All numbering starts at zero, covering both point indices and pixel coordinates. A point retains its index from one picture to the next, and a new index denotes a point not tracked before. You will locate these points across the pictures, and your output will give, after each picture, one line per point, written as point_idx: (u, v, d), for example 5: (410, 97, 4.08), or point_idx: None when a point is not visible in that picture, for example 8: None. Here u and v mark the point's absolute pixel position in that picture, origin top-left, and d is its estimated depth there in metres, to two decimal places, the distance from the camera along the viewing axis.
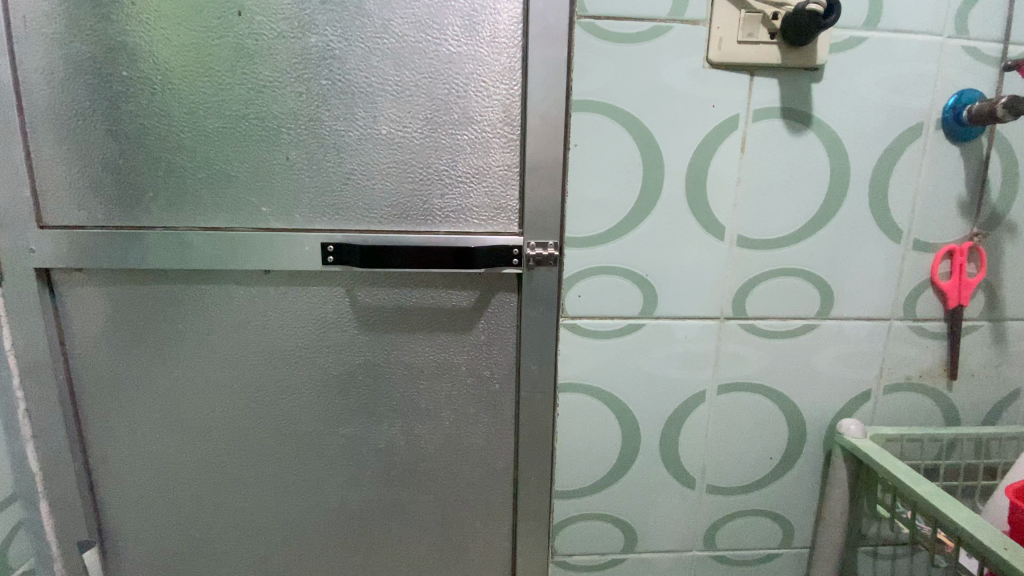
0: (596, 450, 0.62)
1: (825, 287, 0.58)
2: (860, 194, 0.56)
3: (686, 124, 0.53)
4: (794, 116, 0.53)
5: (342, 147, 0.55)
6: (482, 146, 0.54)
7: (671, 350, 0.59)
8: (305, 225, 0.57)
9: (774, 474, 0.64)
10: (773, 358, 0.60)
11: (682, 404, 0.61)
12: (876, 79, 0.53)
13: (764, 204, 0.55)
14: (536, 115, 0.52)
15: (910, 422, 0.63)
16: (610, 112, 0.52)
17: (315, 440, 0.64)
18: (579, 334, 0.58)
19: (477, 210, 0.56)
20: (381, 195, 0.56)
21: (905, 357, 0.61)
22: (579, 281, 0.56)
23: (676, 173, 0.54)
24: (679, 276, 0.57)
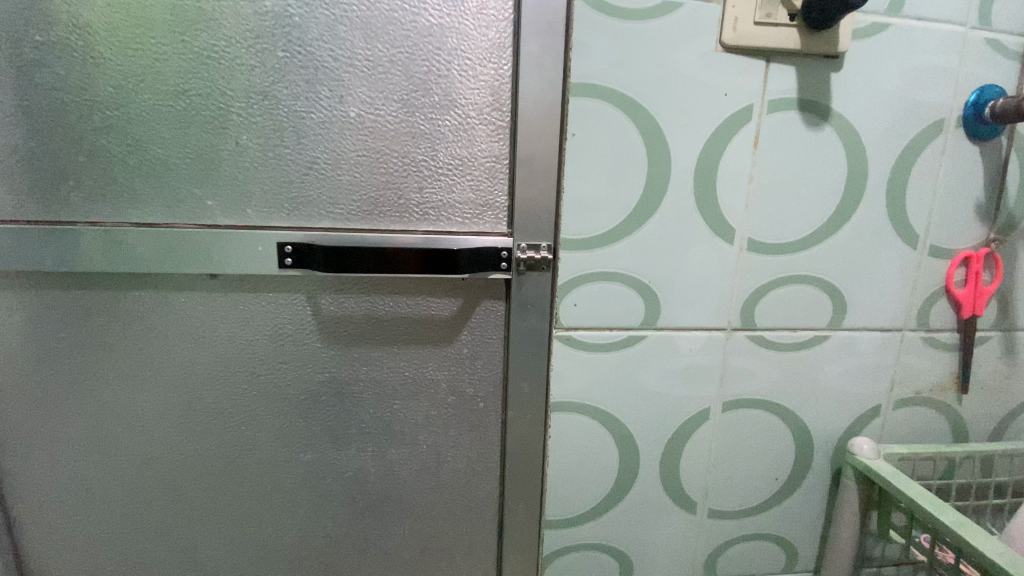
0: (591, 473, 0.56)
1: (838, 295, 0.54)
2: (877, 195, 0.51)
3: (696, 113, 0.47)
4: (812, 108, 0.48)
5: (302, 132, 0.47)
6: (466, 133, 0.47)
7: (673, 364, 0.54)
8: (257, 220, 0.49)
9: (780, 496, 0.60)
10: (781, 372, 0.56)
11: (685, 423, 0.56)
12: (896, 70, 0.49)
13: (778, 205, 0.50)
14: (529, 99, 0.46)
15: (919, 438, 0.60)
16: (613, 98, 0.46)
17: (271, 468, 0.56)
18: (573, 347, 0.52)
19: (460, 206, 0.49)
20: (349, 189, 0.48)
21: (915, 371, 0.57)
22: (574, 288, 0.50)
23: (684, 169, 0.48)
24: (684, 284, 0.51)
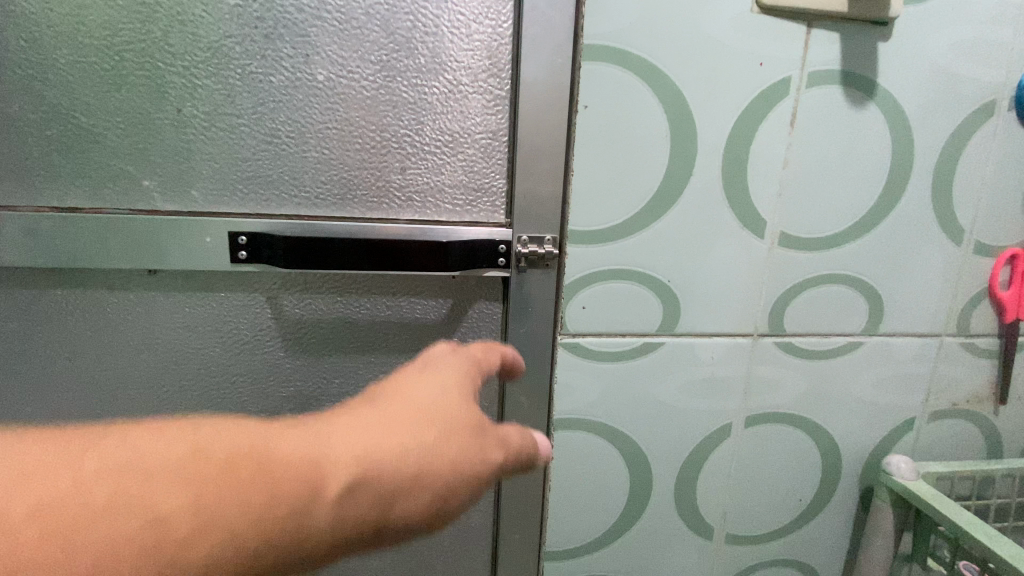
0: (598, 498, 0.50)
1: (875, 297, 0.48)
2: (921, 185, 0.46)
3: (727, 85, 0.40)
4: (856, 82, 0.42)
5: (259, 98, 0.39)
6: (458, 103, 0.40)
7: (693, 375, 0.47)
8: (206, 205, 0.41)
9: (804, 519, 0.54)
10: (811, 383, 0.50)
11: (704, 440, 0.50)
12: (948, 42, 0.43)
13: (815, 194, 0.44)
14: (533, 62, 0.38)
15: (953, 453, 0.54)
16: (632, 64, 0.39)
17: None
18: (581, 356, 0.45)
19: (449, 191, 0.41)
20: (316, 167, 0.41)
21: (953, 381, 0.52)
22: (583, 288, 0.44)
23: (711, 150, 0.42)
24: (707, 284, 0.45)
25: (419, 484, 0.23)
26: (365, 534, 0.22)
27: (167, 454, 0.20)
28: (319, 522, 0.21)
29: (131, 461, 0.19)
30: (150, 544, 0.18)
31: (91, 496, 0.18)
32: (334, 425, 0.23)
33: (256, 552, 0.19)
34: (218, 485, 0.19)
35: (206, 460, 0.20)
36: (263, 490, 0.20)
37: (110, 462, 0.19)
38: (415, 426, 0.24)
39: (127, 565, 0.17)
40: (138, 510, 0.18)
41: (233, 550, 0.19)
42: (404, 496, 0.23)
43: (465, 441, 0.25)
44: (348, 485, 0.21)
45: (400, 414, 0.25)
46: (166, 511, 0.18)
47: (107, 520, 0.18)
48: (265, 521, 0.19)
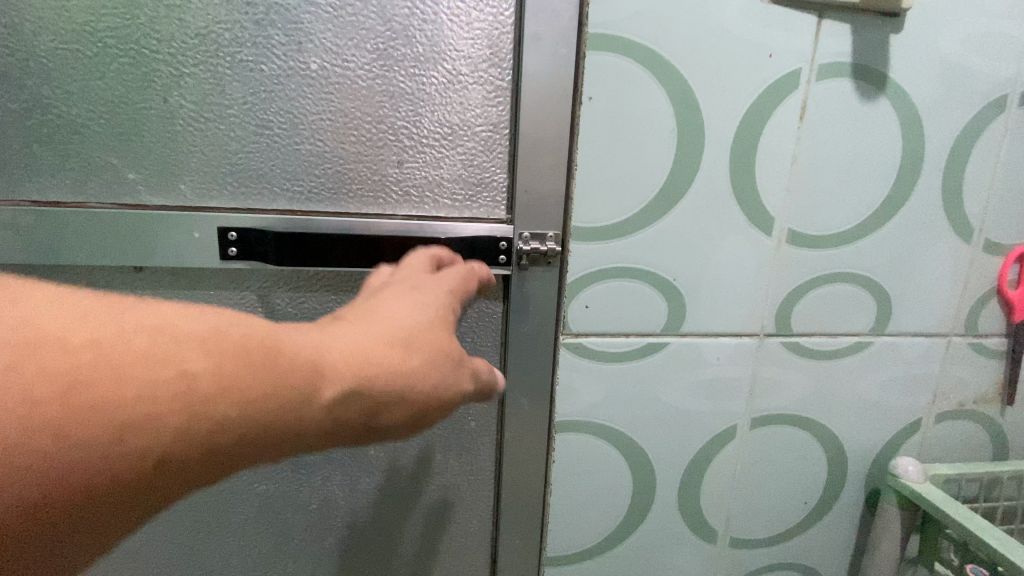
0: (600, 502, 0.48)
1: (883, 296, 0.47)
2: (931, 181, 0.45)
3: (735, 76, 0.39)
4: (867, 75, 0.41)
5: (249, 87, 0.38)
6: (457, 94, 0.38)
7: (698, 376, 0.46)
8: (194, 199, 0.39)
9: (809, 522, 0.53)
10: (817, 383, 0.48)
11: (708, 442, 0.48)
12: (961, 35, 0.42)
13: (823, 190, 0.43)
14: (536, 52, 0.37)
15: (959, 455, 0.53)
16: (639, 54, 0.38)
17: (212, 504, 0.45)
18: (583, 356, 0.44)
19: (448, 186, 0.40)
20: (309, 160, 0.39)
21: (960, 381, 0.51)
22: (587, 287, 0.42)
23: (718, 144, 0.40)
24: (713, 282, 0.44)
25: (413, 399, 0.23)
26: (355, 437, 0.22)
27: (199, 321, 0.19)
28: (321, 416, 0.21)
29: (166, 320, 0.18)
30: (157, 407, 0.17)
31: (125, 344, 0.17)
32: (348, 328, 0.23)
33: (258, 433, 0.19)
34: (245, 360, 0.19)
35: (238, 335, 0.19)
36: (269, 376, 0.19)
37: (146, 317, 0.18)
38: (422, 344, 0.24)
39: (143, 420, 0.17)
40: (167, 367, 0.17)
41: (230, 428, 0.19)
42: (399, 407, 0.23)
43: (455, 370, 0.26)
44: (354, 386, 0.21)
45: (409, 329, 0.24)
46: (193, 375, 0.18)
47: (134, 371, 0.17)
48: (278, 404, 0.19)
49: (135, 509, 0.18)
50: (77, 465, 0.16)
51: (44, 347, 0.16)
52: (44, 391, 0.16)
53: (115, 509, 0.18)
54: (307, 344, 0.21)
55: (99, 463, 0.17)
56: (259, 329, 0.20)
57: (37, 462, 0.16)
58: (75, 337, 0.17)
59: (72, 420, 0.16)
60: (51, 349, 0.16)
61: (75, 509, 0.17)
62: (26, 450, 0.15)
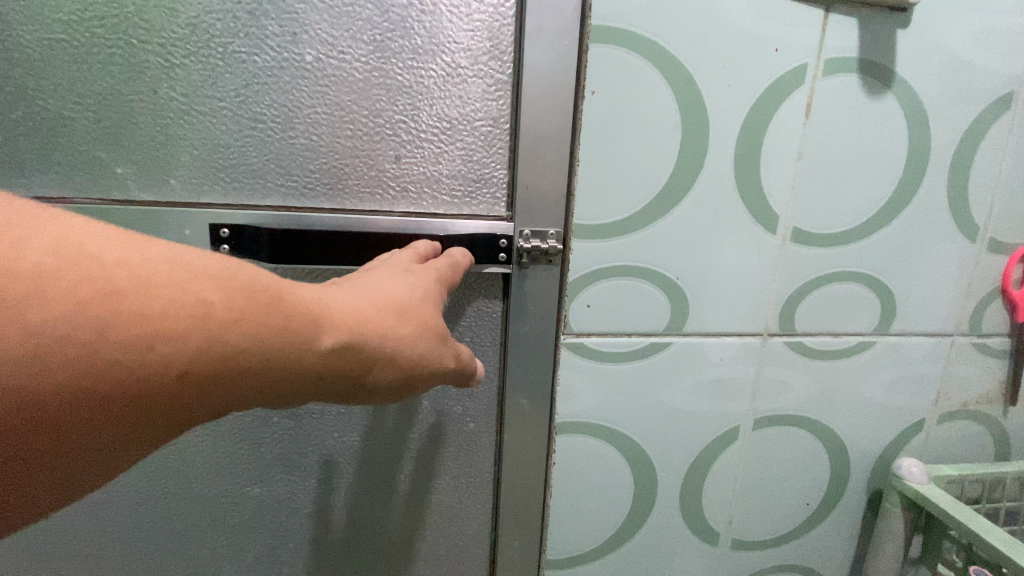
0: (600, 504, 0.48)
1: (888, 295, 0.46)
2: (937, 179, 0.44)
3: (741, 71, 0.38)
4: (874, 71, 0.40)
5: (242, 79, 0.37)
6: (456, 88, 0.37)
7: (701, 376, 0.45)
8: (185, 195, 0.38)
9: (811, 524, 0.52)
10: (821, 384, 0.48)
11: (711, 443, 0.48)
12: (968, 30, 0.41)
13: (829, 188, 0.42)
14: (538, 44, 0.36)
15: (962, 455, 0.53)
16: (643, 48, 0.37)
17: (208, 506, 0.45)
18: (585, 357, 0.43)
19: (447, 182, 0.39)
20: (304, 154, 0.38)
21: (964, 381, 0.51)
22: (588, 286, 0.42)
23: (723, 140, 0.40)
24: (717, 281, 0.43)
25: (397, 366, 0.24)
26: (339, 393, 0.23)
27: (218, 260, 0.20)
28: (315, 364, 0.21)
29: (192, 255, 0.19)
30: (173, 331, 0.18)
31: (153, 268, 0.18)
32: (346, 291, 0.24)
33: (262, 365, 0.20)
34: (258, 300, 0.20)
35: (254, 276, 0.20)
36: (283, 315, 0.20)
37: (173, 250, 0.19)
38: (412, 315, 0.25)
39: (156, 347, 0.17)
40: (186, 296, 0.18)
41: (236, 359, 0.19)
42: (385, 370, 0.24)
43: (441, 344, 0.27)
44: (348, 343, 0.22)
45: (403, 301, 0.26)
46: (209, 307, 0.18)
47: (156, 295, 0.17)
48: (280, 345, 0.20)
49: (123, 430, 0.18)
50: (85, 376, 0.16)
51: (83, 264, 0.16)
52: (76, 299, 0.16)
53: (107, 426, 0.18)
54: (310, 298, 0.22)
55: (105, 378, 0.17)
56: (271, 276, 0.21)
57: (48, 368, 0.16)
58: (112, 256, 0.17)
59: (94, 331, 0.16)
60: (93, 264, 0.17)
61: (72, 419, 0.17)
62: (44, 353, 0.16)
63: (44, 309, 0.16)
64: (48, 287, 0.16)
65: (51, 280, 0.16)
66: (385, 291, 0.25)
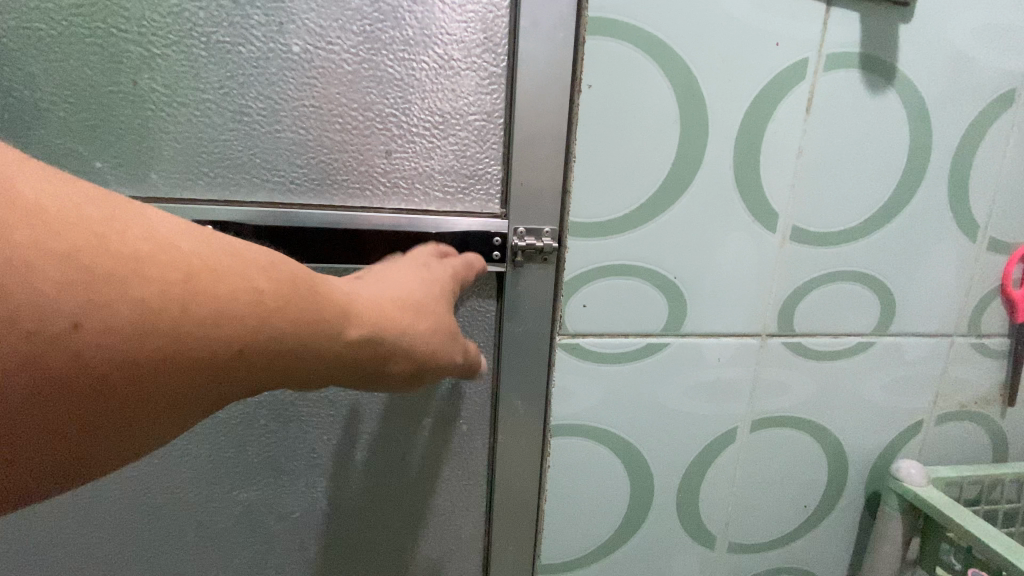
0: (596, 507, 0.47)
1: (888, 295, 0.46)
2: (938, 177, 0.43)
3: (740, 65, 0.37)
4: (876, 66, 0.39)
5: (226, 70, 0.35)
6: (449, 81, 0.36)
7: (698, 377, 0.45)
8: (167, 189, 0.37)
9: (809, 526, 0.52)
10: (820, 384, 0.47)
11: (708, 445, 0.47)
12: (971, 25, 0.41)
13: (829, 186, 0.41)
14: (533, 36, 0.35)
15: (959, 456, 0.53)
16: (641, 40, 0.36)
17: (194, 511, 0.43)
18: (580, 357, 0.42)
19: (440, 178, 0.38)
20: (291, 149, 0.37)
21: (962, 382, 0.50)
22: (584, 285, 0.41)
23: (722, 136, 0.39)
24: (715, 280, 0.42)
25: (408, 356, 0.26)
26: (358, 378, 0.25)
27: (265, 254, 0.21)
28: (343, 349, 0.23)
29: (246, 249, 0.21)
30: (242, 315, 0.19)
31: (218, 258, 0.19)
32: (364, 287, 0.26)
33: (302, 348, 0.21)
34: (302, 290, 0.21)
35: (296, 269, 0.22)
36: (324, 303, 0.22)
37: (232, 244, 0.20)
38: (422, 309, 0.28)
39: (221, 325, 0.19)
40: (243, 284, 0.19)
41: (286, 341, 0.21)
42: (399, 359, 0.26)
43: (445, 337, 0.29)
44: (369, 333, 0.24)
45: (416, 299, 0.28)
46: (262, 293, 0.20)
47: (222, 282, 0.19)
48: (318, 331, 0.22)
49: (168, 410, 0.19)
50: (155, 354, 0.17)
51: (164, 250, 0.18)
52: (163, 279, 0.17)
53: (156, 404, 0.18)
54: (337, 292, 0.24)
55: (170, 356, 0.18)
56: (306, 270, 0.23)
57: (127, 344, 0.17)
58: (188, 246, 0.18)
59: (171, 314, 0.17)
60: (172, 251, 0.18)
61: (131, 395, 0.17)
62: (128, 330, 0.17)
63: (133, 289, 0.17)
64: (139, 268, 0.17)
65: (143, 264, 0.17)
66: (397, 288, 0.28)
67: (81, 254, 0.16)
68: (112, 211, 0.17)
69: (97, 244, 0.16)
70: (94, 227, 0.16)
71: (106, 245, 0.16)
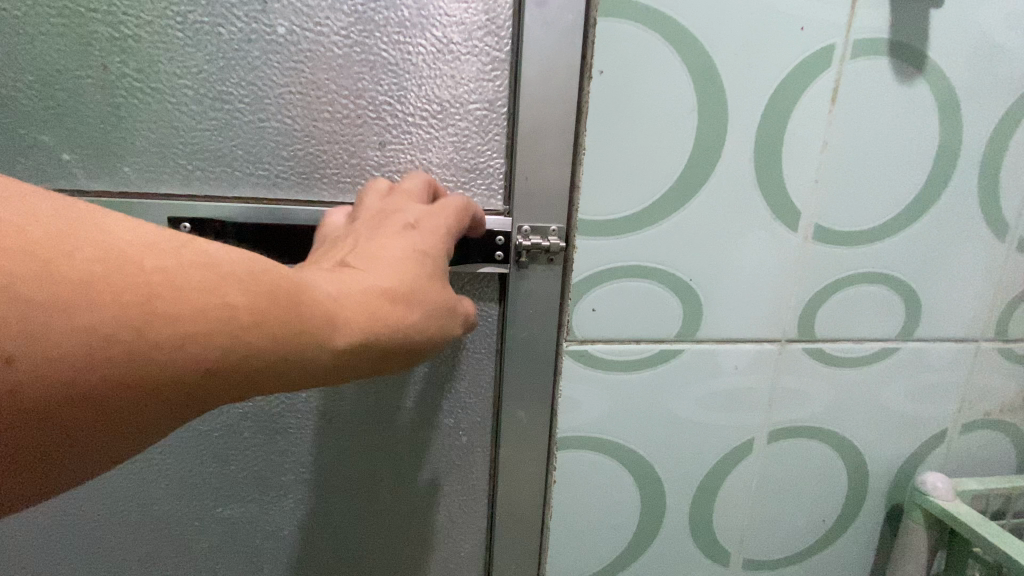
0: (605, 524, 0.44)
1: (913, 298, 0.43)
2: (968, 172, 0.41)
3: (762, 51, 0.35)
4: (905, 53, 0.37)
5: (205, 53, 0.32)
6: (448, 66, 0.33)
7: (714, 385, 0.42)
8: (143, 184, 0.34)
9: (827, 540, 0.49)
10: (841, 392, 0.45)
11: (723, 457, 0.44)
12: (1006, 10, 0.38)
13: (853, 182, 0.39)
14: (540, 17, 0.32)
15: (984, 466, 0.50)
16: (656, 23, 0.33)
17: (175, 530, 0.40)
18: (589, 365, 0.39)
19: (438, 172, 0.35)
20: (276, 139, 0.34)
21: (989, 389, 0.48)
22: (593, 288, 0.38)
23: (742, 128, 0.36)
24: (733, 282, 0.39)
25: (407, 355, 0.23)
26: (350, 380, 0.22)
27: (243, 259, 0.19)
28: (332, 359, 0.21)
29: (221, 255, 0.18)
30: (210, 334, 0.17)
31: (186, 271, 0.17)
32: (354, 275, 0.22)
33: (285, 364, 0.19)
34: (280, 302, 0.19)
35: (277, 275, 0.19)
36: (307, 314, 0.20)
37: (206, 252, 0.18)
38: (423, 297, 0.24)
39: (188, 347, 0.17)
40: (213, 299, 0.17)
41: (266, 358, 0.19)
42: (396, 360, 0.23)
43: (449, 323, 0.26)
44: (361, 338, 0.21)
45: (415, 282, 0.24)
46: (234, 309, 0.18)
47: (187, 300, 0.17)
48: (302, 344, 0.19)
49: (140, 434, 0.18)
50: (118, 380, 0.16)
51: (119, 268, 0.16)
52: (118, 302, 0.16)
53: (128, 429, 0.17)
54: (323, 293, 0.21)
55: (132, 383, 0.16)
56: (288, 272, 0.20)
57: (80, 373, 0.15)
58: (151, 261, 0.17)
59: (130, 337, 0.16)
60: (129, 268, 0.16)
61: (98, 423, 0.17)
62: (80, 359, 0.15)
63: (81, 315, 0.15)
64: (88, 292, 0.15)
65: (93, 287, 0.15)
66: (393, 269, 0.23)
67: (21, 283, 0.14)
68: (63, 225, 0.15)
69: (39, 269, 0.15)
70: (33, 250, 0.15)
71: (50, 268, 0.15)
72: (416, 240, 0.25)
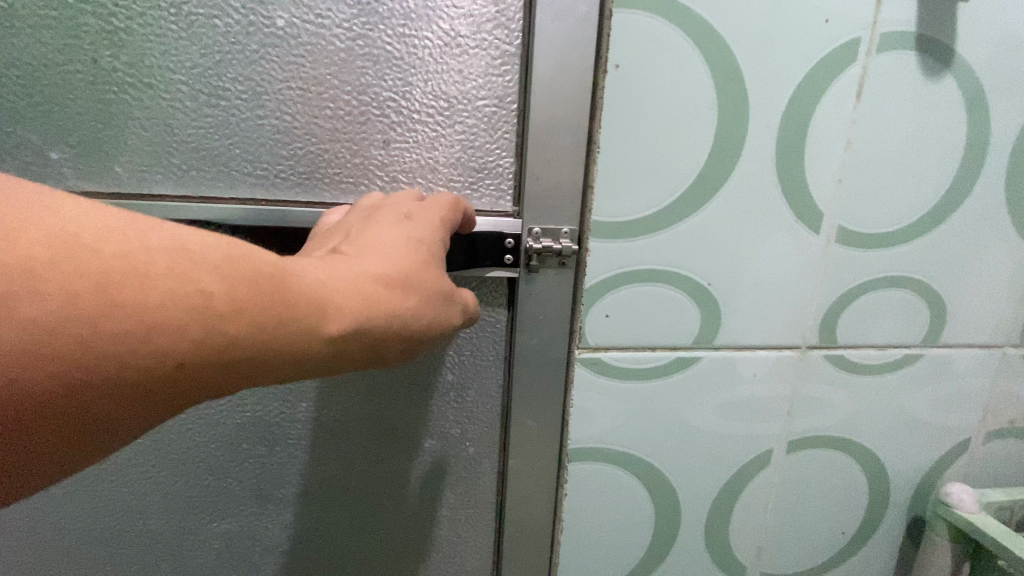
0: (617, 538, 0.42)
1: (938, 303, 0.41)
2: (996, 172, 0.39)
3: (784, 45, 0.33)
4: (933, 47, 0.35)
5: (200, 46, 0.31)
6: (456, 60, 0.32)
7: (731, 394, 0.40)
8: (135, 184, 0.32)
9: (847, 554, 0.47)
10: (862, 401, 0.43)
11: (740, 468, 0.42)
12: None
13: (877, 182, 0.37)
14: (553, 8, 0.30)
15: (1009, 477, 0.48)
16: (674, 15, 0.32)
17: (169, 544, 0.39)
18: (601, 373, 0.38)
19: (445, 171, 0.33)
20: (275, 137, 0.32)
21: (1014, 398, 0.46)
22: (606, 293, 0.36)
23: (763, 125, 0.34)
24: (751, 287, 0.38)
25: (405, 345, 0.22)
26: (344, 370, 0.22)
27: (221, 246, 0.18)
28: (319, 349, 0.20)
29: (196, 242, 0.18)
30: (180, 322, 0.17)
31: (157, 258, 0.17)
32: (346, 263, 0.21)
33: (266, 354, 0.19)
34: (258, 289, 0.18)
35: (257, 262, 0.19)
36: (289, 301, 0.19)
37: (179, 237, 0.17)
38: (419, 284, 0.22)
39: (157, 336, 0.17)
40: (185, 285, 0.17)
41: (245, 347, 0.18)
42: (392, 350, 0.22)
43: (448, 312, 0.24)
44: (351, 327, 0.20)
45: (411, 269, 0.22)
46: (209, 297, 0.17)
47: (156, 287, 0.17)
48: (281, 333, 0.19)
49: (123, 423, 0.18)
50: (89, 368, 0.16)
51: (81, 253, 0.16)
52: (82, 287, 0.16)
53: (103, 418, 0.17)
54: (312, 281, 0.20)
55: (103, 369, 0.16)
56: (272, 259, 0.19)
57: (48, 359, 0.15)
58: (116, 246, 0.16)
59: (98, 324, 0.16)
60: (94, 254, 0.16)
61: (72, 410, 0.17)
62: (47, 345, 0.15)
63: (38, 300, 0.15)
64: (48, 277, 0.15)
65: (57, 271, 0.15)
66: (387, 257, 0.22)
67: None
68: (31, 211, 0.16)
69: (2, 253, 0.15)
70: None
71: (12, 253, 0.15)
72: (413, 229, 0.24)
